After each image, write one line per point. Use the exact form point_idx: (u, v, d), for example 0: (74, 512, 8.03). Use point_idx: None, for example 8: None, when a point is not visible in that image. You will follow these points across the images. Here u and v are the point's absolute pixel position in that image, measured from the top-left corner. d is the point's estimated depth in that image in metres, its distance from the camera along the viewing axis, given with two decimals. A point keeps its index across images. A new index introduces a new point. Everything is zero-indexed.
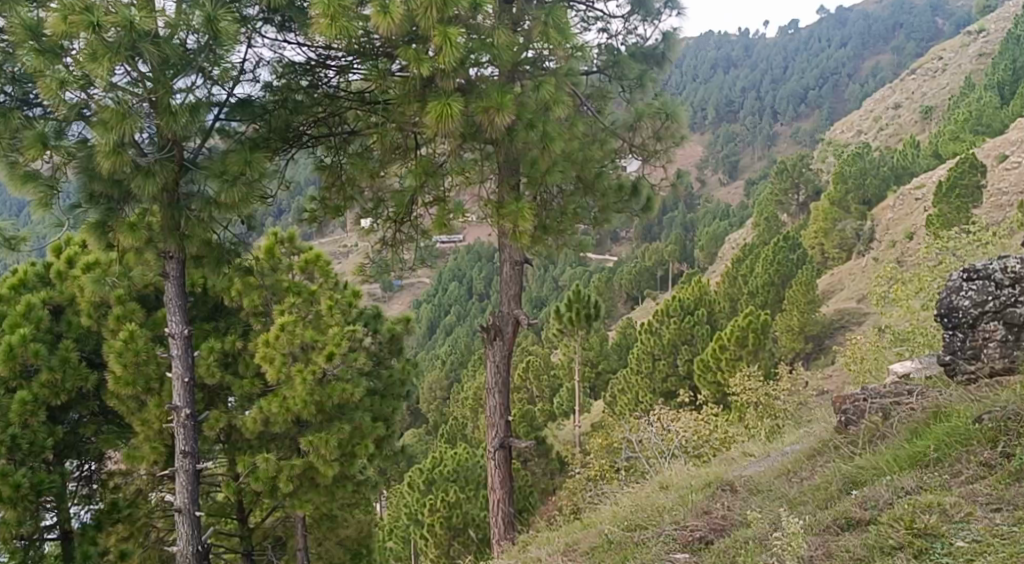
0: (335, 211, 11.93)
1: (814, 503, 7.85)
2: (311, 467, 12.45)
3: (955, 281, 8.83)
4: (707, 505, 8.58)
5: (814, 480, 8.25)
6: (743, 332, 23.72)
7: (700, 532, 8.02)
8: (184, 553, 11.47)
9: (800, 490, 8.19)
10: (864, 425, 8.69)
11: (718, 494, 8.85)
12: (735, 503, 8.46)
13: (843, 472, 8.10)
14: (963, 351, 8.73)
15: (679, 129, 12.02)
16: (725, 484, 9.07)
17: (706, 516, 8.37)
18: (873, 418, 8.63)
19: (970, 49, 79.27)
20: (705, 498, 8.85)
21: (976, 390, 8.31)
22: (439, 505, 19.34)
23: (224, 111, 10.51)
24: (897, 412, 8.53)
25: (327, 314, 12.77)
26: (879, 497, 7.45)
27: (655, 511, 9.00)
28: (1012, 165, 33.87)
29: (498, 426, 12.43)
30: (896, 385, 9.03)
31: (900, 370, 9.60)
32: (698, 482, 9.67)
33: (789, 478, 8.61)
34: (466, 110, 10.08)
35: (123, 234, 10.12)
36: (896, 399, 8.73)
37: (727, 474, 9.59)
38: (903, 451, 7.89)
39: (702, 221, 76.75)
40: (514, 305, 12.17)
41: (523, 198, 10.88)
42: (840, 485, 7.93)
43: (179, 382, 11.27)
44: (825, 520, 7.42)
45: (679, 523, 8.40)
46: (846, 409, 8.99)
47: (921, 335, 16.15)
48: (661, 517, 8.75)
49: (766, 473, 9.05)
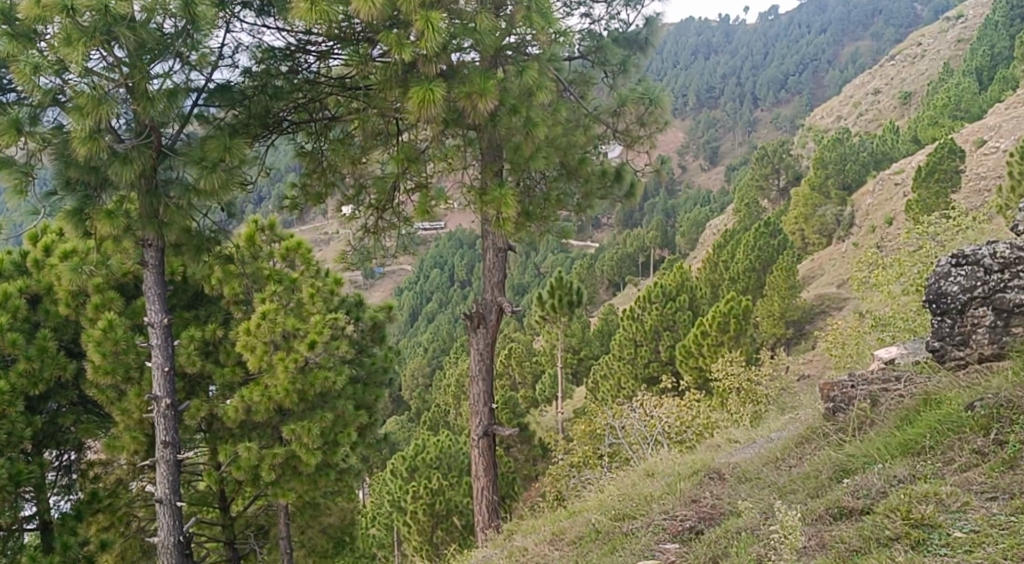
0: (316, 199, 11.82)
1: (804, 492, 7.85)
2: (294, 455, 12.36)
3: (943, 267, 8.80)
4: (696, 494, 8.54)
5: (803, 468, 8.24)
6: (725, 318, 23.75)
7: (689, 522, 7.98)
8: (166, 544, 11.30)
9: (789, 478, 8.17)
10: (853, 412, 8.68)
11: (706, 482, 8.82)
12: (724, 491, 8.42)
13: (833, 460, 8.10)
14: (952, 337, 8.74)
15: (664, 115, 11.90)
16: (712, 472, 9.04)
17: (695, 504, 8.33)
18: (861, 405, 8.62)
19: (948, 35, 79.56)
20: (693, 487, 8.82)
21: (965, 376, 8.31)
22: (422, 492, 19.29)
23: (202, 97, 10.37)
24: (886, 399, 8.52)
25: (309, 302, 12.66)
26: (871, 486, 7.47)
27: (643, 498, 8.96)
28: (990, 150, 34.05)
29: (482, 414, 12.38)
30: (883, 371, 9.03)
31: (884, 356, 9.56)
32: (685, 469, 9.64)
33: (777, 466, 8.59)
34: (449, 96, 9.97)
35: (100, 222, 9.96)
36: (884, 385, 8.73)
37: (715, 461, 9.56)
38: (893, 440, 7.89)
39: (683, 207, 76.86)
40: (498, 292, 12.10)
41: (506, 185, 10.79)
42: (830, 474, 7.94)
43: (159, 371, 11.15)
44: (818, 510, 7.44)
45: (668, 512, 8.36)
46: (833, 396, 8.98)
47: (901, 320, 16.17)
48: (649, 505, 8.71)
49: (753, 460, 9.02)
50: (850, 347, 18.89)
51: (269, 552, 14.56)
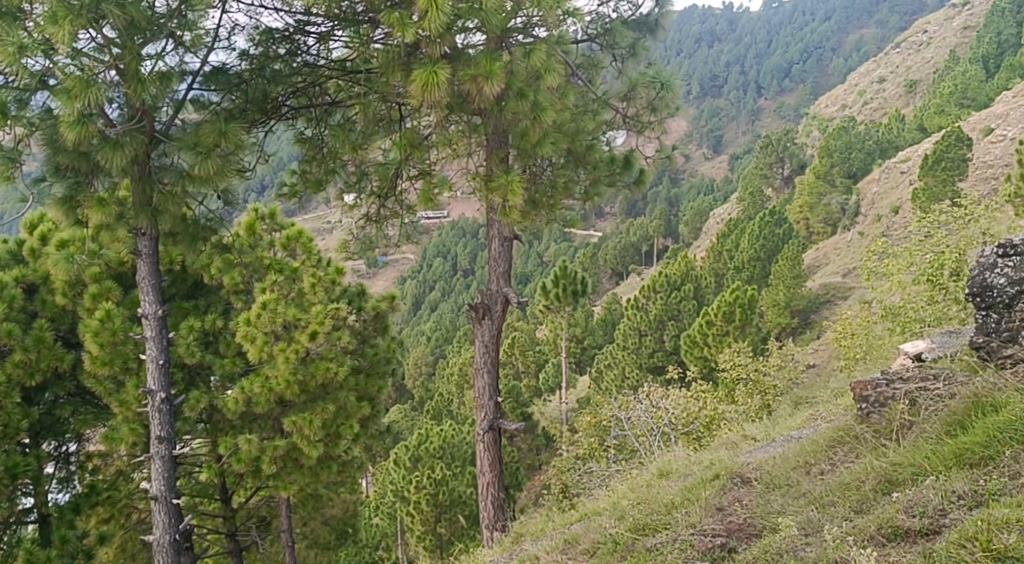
0: (315, 185, 11.38)
1: (846, 505, 7.45)
2: (295, 448, 12.05)
3: (989, 258, 8.49)
4: (720, 503, 8.17)
5: (839, 476, 7.84)
6: (730, 307, 23.38)
7: (721, 538, 7.60)
8: (161, 543, 10.98)
9: (824, 487, 7.79)
10: (888, 413, 8.30)
11: (729, 488, 8.45)
12: (753, 501, 8.06)
13: (876, 469, 7.68)
14: (999, 333, 8.37)
15: (674, 99, 11.50)
16: (735, 475, 8.69)
17: (721, 516, 7.96)
18: (897, 404, 8.23)
19: (955, 21, 78.92)
20: (718, 495, 8.38)
21: (1016, 375, 7.87)
22: (426, 482, 19.00)
23: (198, 81, 9.99)
24: (924, 399, 8.14)
25: (310, 292, 12.32)
26: (927, 503, 7.06)
27: (663, 504, 8.50)
28: (998, 138, 33.55)
29: (487, 408, 11.99)
30: (921, 368, 8.64)
31: (912, 351, 9.31)
32: (706, 472, 9.17)
33: (807, 472, 8.21)
34: (453, 78, 9.62)
35: (91, 209, 9.63)
36: (922, 384, 8.35)
37: (738, 464, 9.10)
38: (945, 447, 7.48)
39: (687, 196, 76.39)
40: (503, 282, 11.70)
41: (512, 171, 10.38)
42: (873, 485, 7.54)
43: (154, 364, 10.80)
44: (868, 529, 7.04)
45: (695, 525, 7.92)
46: (867, 396, 8.56)
47: (911, 311, 15.66)
48: (672, 514, 8.26)
49: (777, 461, 8.66)
50: (859, 339, 18.44)
51: (271, 544, 14.31)
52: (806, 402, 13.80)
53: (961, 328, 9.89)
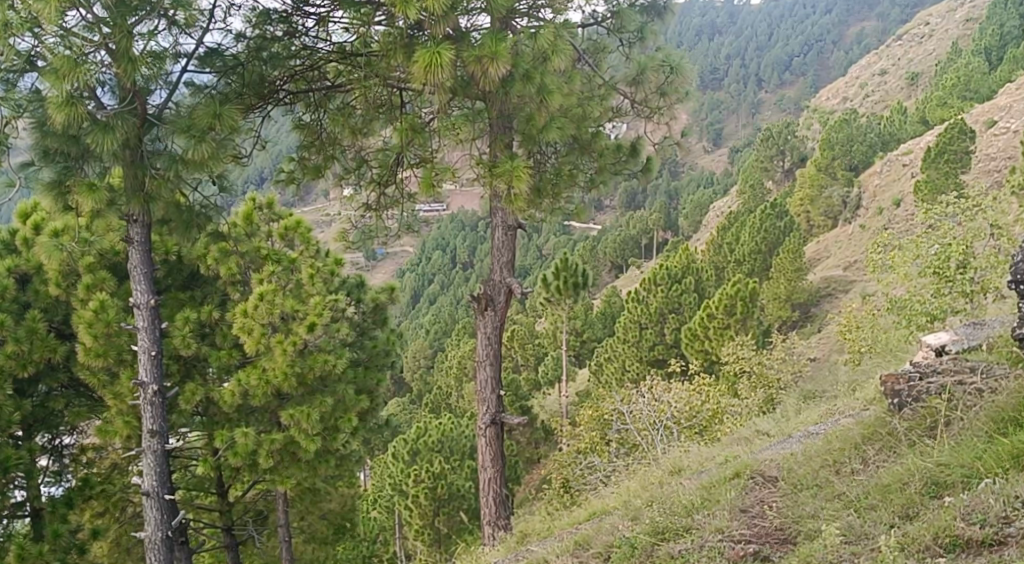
0: (314, 172, 11.07)
1: (890, 510, 7.10)
2: (292, 442, 11.72)
3: None
4: (744, 504, 7.90)
5: (876, 476, 7.50)
6: (731, 300, 23.08)
7: (753, 545, 7.31)
8: (153, 539, 10.69)
9: (862, 489, 7.44)
10: (923, 409, 7.98)
11: (750, 488, 8.19)
12: (780, 502, 7.77)
13: (921, 469, 7.30)
14: None
15: (685, 83, 11.20)
16: (756, 475, 8.41)
17: (749, 519, 7.67)
18: (936, 400, 7.90)
19: (957, 15, 78.57)
20: (741, 496, 8.06)
21: None
22: (424, 475, 18.71)
23: (193, 63, 9.70)
24: (963, 394, 7.83)
25: (309, 282, 12.00)
26: (988, 510, 6.69)
27: (683, 505, 8.15)
28: (1001, 130, 33.23)
29: (490, 402, 11.67)
30: (956, 361, 8.40)
31: (935, 343, 9.07)
32: (723, 470, 8.86)
33: (838, 472, 7.87)
34: (457, 60, 9.29)
35: (81, 195, 9.30)
36: (958, 378, 8.08)
37: (758, 462, 8.79)
38: (997, 447, 7.10)
39: (687, 188, 76.10)
40: (507, 273, 11.40)
41: (517, 157, 10.03)
42: (919, 488, 7.18)
43: (146, 356, 10.50)
44: (924, 538, 6.68)
45: (723, 531, 7.56)
46: (898, 391, 8.27)
47: (917, 304, 15.10)
48: (694, 516, 7.90)
49: (799, 458, 8.39)
50: (863, 332, 18.09)
51: (268, 538, 14.01)
52: (811, 398, 13.44)
53: (982, 320, 9.71)
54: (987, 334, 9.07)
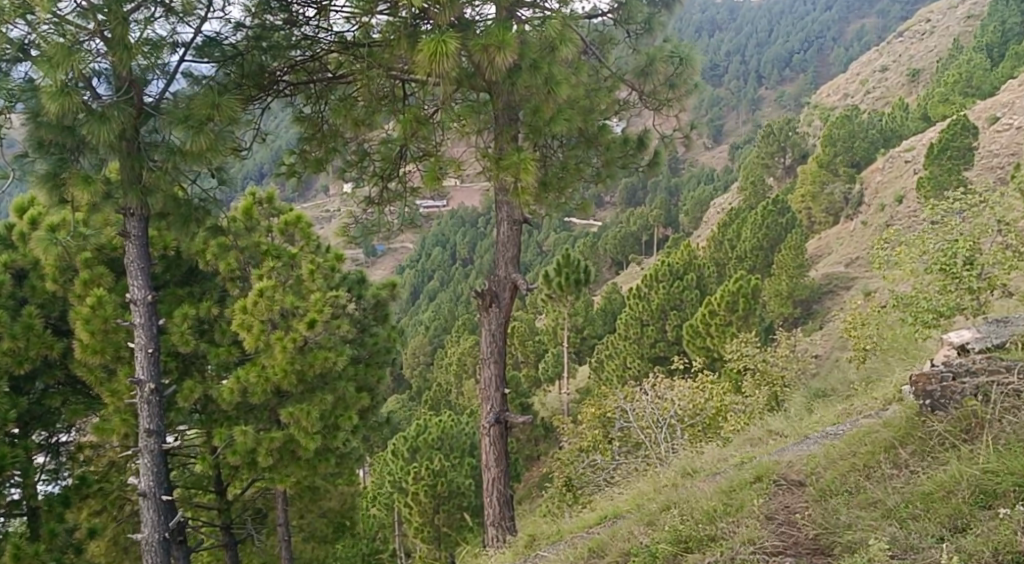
0: (314, 165, 10.81)
1: (936, 521, 6.93)
2: (292, 440, 11.48)
3: None
4: (771, 512, 7.71)
5: (915, 483, 7.32)
6: (733, 297, 22.77)
7: (791, 558, 7.14)
8: (150, 540, 10.44)
9: (901, 496, 7.25)
10: (960, 411, 7.77)
11: (775, 492, 8.00)
12: (810, 510, 7.58)
13: (967, 477, 7.12)
14: None
15: (693, 75, 10.96)
16: (779, 478, 8.22)
17: (778, 530, 7.47)
18: (971, 403, 7.70)
19: (958, 12, 78.31)
20: (766, 502, 7.86)
21: None
22: (424, 473, 18.48)
23: (191, 53, 9.55)
24: (1001, 398, 7.63)
25: (308, 278, 11.74)
26: None
27: (705, 511, 7.89)
28: (1004, 127, 32.97)
29: (493, 400, 11.42)
30: (990, 360, 8.12)
31: (956, 340, 8.73)
32: (744, 473, 8.60)
33: (869, 476, 7.68)
34: (463, 48, 9.05)
35: (76, 186, 9.01)
36: (994, 378, 7.89)
37: (778, 464, 8.59)
38: None
39: (687, 185, 75.79)
40: (512, 268, 11.18)
41: (523, 149, 9.78)
42: (966, 496, 7.01)
43: (143, 353, 10.25)
44: (983, 555, 6.50)
45: (754, 542, 7.35)
46: (931, 391, 8.00)
47: (922, 301, 14.43)
48: (719, 524, 7.66)
49: (822, 460, 8.22)
50: (869, 329, 17.70)
51: (267, 537, 13.78)
52: (819, 397, 13.15)
53: (1004, 318, 9.39)
54: (1009, 332, 8.77)
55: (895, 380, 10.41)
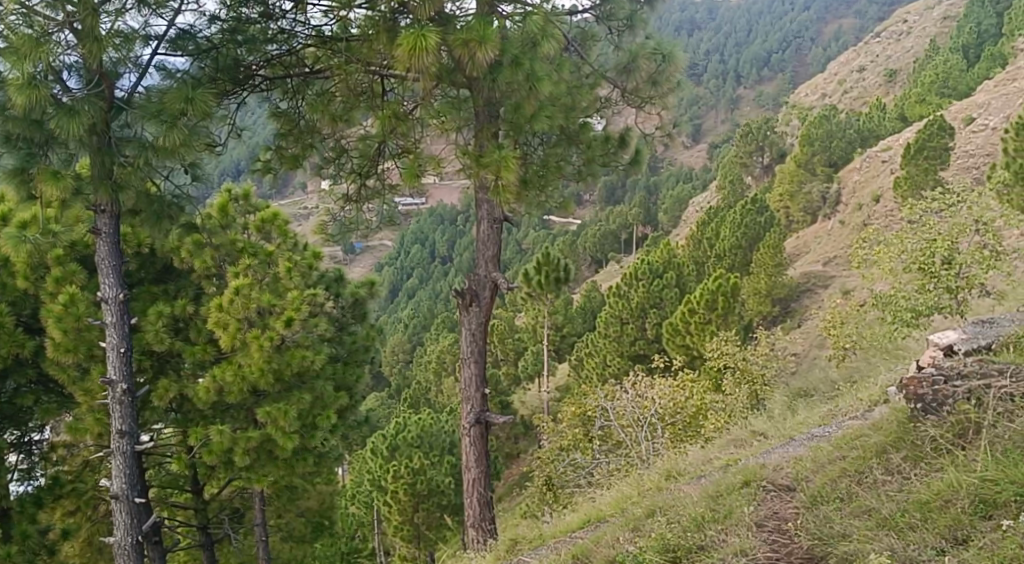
0: (291, 162, 10.60)
1: (935, 531, 6.86)
2: (269, 440, 11.29)
3: None
4: (760, 519, 7.64)
5: (909, 490, 7.24)
6: (712, 296, 22.70)
7: None
8: (121, 545, 10.20)
9: (896, 504, 7.17)
10: (952, 416, 7.65)
11: (762, 498, 7.94)
12: (799, 518, 7.50)
13: (966, 486, 7.03)
14: None
15: (676, 73, 10.86)
16: (765, 482, 8.15)
17: (768, 539, 7.40)
18: (965, 408, 7.61)
19: (935, 12, 78.68)
20: (755, 509, 7.78)
21: None
22: (403, 471, 18.28)
23: (163, 46, 9.36)
24: (996, 403, 7.54)
25: (285, 276, 11.57)
26: None
27: (692, 517, 7.82)
28: (979, 128, 33.11)
29: (473, 400, 11.27)
30: (980, 365, 8.00)
31: (943, 342, 8.62)
32: (730, 477, 8.51)
33: (860, 482, 7.61)
34: (443, 42, 8.90)
35: (44, 182, 8.85)
36: (985, 381, 7.78)
37: (764, 467, 8.52)
38: None
39: (666, 183, 75.81)
40: (492, 267, 11.03)
41: (504, 146, 9.62)
42: (966, 507, 6.93)
43: (114, 353, 10.05)
44: None
45: (745, 552, 7.27)
46: (922, 395, 7.86)
47: (900, 300, 14.41)
48: (707, 532, 7.60)
49: (809, 465, 8.16)
50: (849, 328, 17.65)
51: (244, 537, 13.56)
52: (801, 397, 13.06)
53: (988, 319, 9.40)
54: (995, 335, 8.74)
55: (880, 380, 10.32)
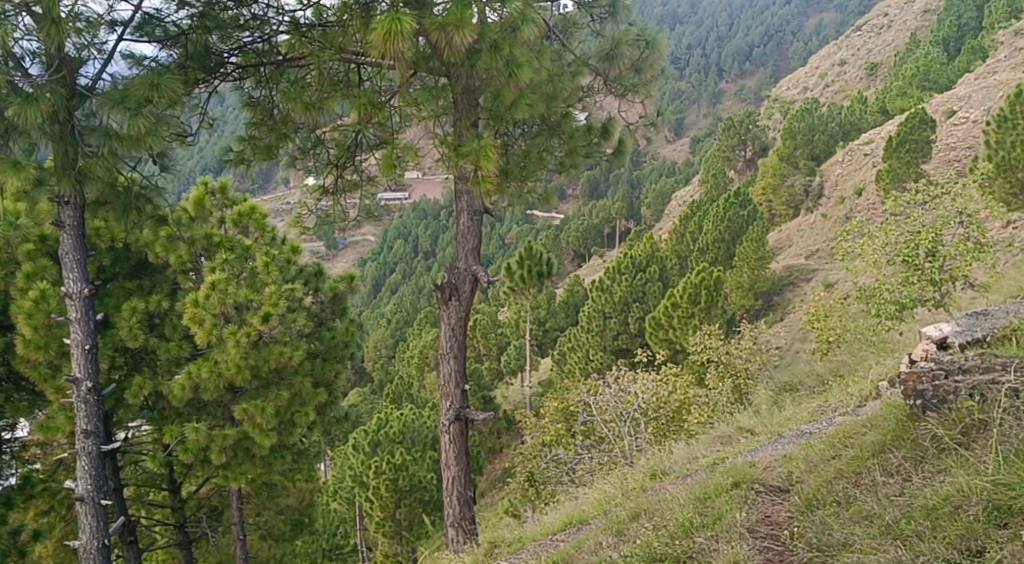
0: (264, 152, 10.32)
1: (944, 540, 6.69)
2: (246, 437, 11.00)
3: None
4: (751, 526, 7.45)
5: (913, 495, 7.05)
6: (695, 289, 22.47)
7: None
8: (88, 548, 9.85)
9: (900, 511, 6.99)
10: (954, 414, 7.42)
11: (753, 500, 7.75)
12: (793, 526, 7.31)
13: (977, 492, 6.82)
14: None
15: (659, 60, 10.50)
16: (755, 484, 7.97)
17: (762, 548, 7.21)
18: (969, 404, 7.38)
19: (916, 5, 78.60)
20: (746, 513, 7.60)
21: None
22: (385, 467, 18.00)
23: (129, 31, 9.25)
24: (1003, 400, 7.28)
25: (263, 271, 11.29)
26: None
27: (681, 523, 7.61)
28: (961, 120, 32.96)
29: (452, 397, 10.97)
30: (982, 357, 7.66)
31: (936, 335, 8.39)
32: (718, 478, 8.28)
33: (858, 484, 7.43)
34: (420, 27, 8.63)
35: (4, 173, 8.53)
36: (993, 377, 7.48)
37: (752, 466, 8.33)
38: None
39: (649, 177, 75.53)
40: (473, 260, 10.77)
41: (484, 135, 9.35)
42: (978, 514, 6.74)
43: (80, 350, 9.72)
44: None
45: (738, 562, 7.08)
46: (922, 391, 7.60)
47: (885, 293, 14.14)
48: (696, 539, 7.38)
49: (800, 466, 7.97)
50: (832, 322, 17.39)
51: (222, 536, 13.23)
52: (787, 391, 12.86)
53: (981, 311, 9.18)
54: (990, 327, 8.49)
55: (871, 374, 10.08)
